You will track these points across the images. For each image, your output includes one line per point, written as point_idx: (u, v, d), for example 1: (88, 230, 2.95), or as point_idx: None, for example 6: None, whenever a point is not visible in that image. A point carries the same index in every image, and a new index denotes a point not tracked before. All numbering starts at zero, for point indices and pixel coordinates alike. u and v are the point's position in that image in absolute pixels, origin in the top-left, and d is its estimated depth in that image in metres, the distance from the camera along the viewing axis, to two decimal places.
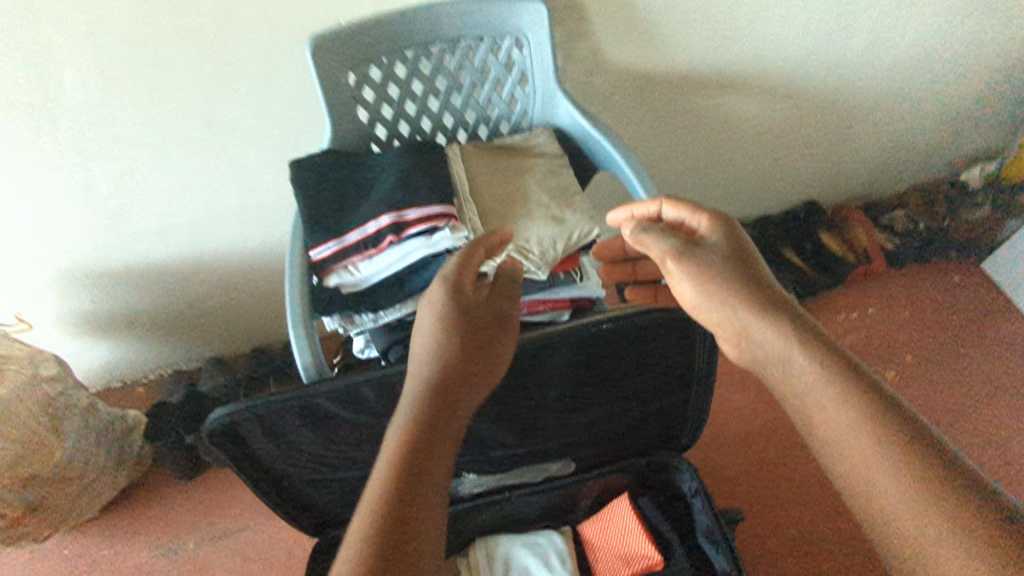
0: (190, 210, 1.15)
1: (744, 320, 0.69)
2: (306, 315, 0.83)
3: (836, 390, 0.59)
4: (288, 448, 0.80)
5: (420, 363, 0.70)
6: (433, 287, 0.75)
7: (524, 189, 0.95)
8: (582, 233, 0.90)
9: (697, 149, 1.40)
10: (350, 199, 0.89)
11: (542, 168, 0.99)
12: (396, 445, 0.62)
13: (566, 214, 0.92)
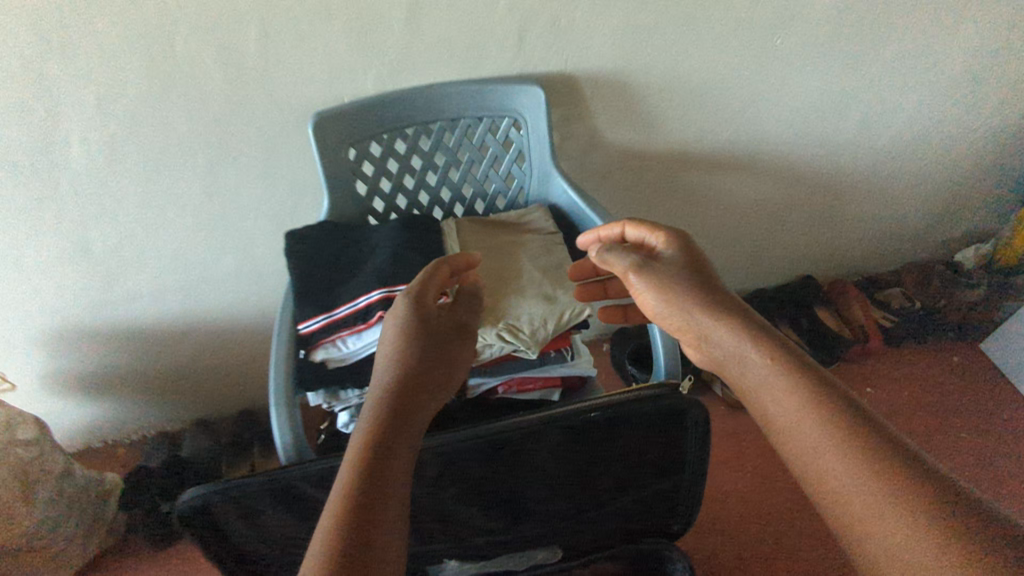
0: (183, 275, 1.16)
1: (701, 322, 0.70)
2: (289, 390, 0.81)
3: (798, 394, 0.60)
4: (262, 532, 0.78)
5: (385, 370, 0.71)
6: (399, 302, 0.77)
7: (517, 267, 0.95)
8: (574, 312, 0.87)
9: (694, 225, 1.41)
10: (342, 272, 0.89)
11: (537, 247, 0.99)
12: (359, 440, 0.62)
13: (559, 292, 0.90)
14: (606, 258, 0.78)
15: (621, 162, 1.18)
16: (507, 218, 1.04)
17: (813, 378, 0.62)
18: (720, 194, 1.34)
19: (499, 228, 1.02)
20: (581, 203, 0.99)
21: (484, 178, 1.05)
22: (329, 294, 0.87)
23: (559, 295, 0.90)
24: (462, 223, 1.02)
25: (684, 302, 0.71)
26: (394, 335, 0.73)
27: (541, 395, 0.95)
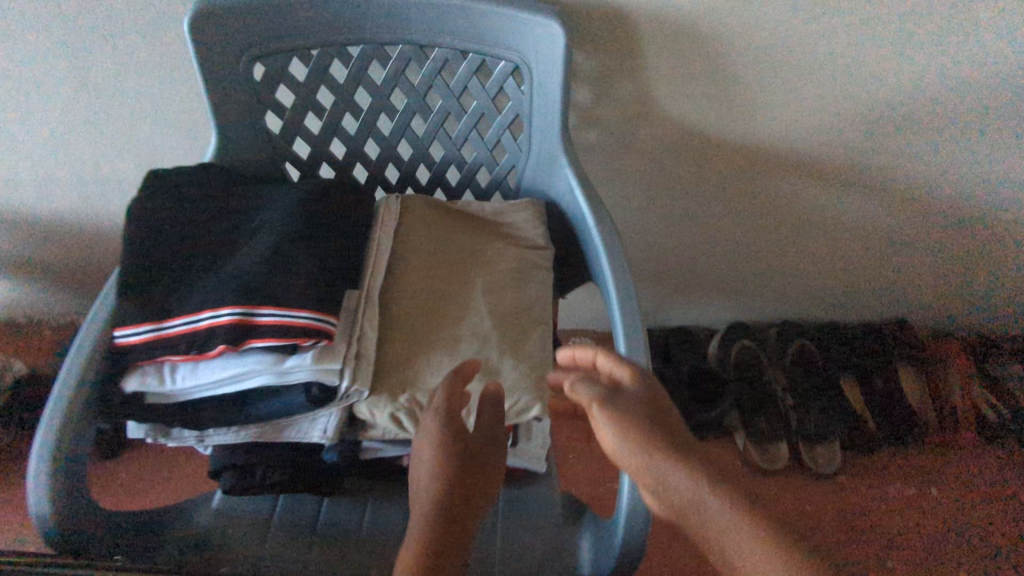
0: (71, 173, 0.90)
1: (658, 466, 0.46)
2: (73, 426, 0.56)
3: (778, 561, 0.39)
4: None
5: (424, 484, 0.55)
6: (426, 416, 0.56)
7: (466, 304, 0.65)
8: (514, 408, 0.58)
9: (764, 238, 1.03)
10: (195, 258, 0.60)
11: (507, 274, 0.68)
12: None
13: (504, 369, 0.60)
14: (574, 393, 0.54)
15: (667, 142, 0.82)
16: (483, 212, 0.73)
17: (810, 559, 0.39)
18: (810, 207, 0.94)
19: (467, 227, 0.71)
20: (588, 220, 0.65)
21: (463, 142, 0.71)
22: (164, 292, 0.58)
23: (504, 372, 0.60)
24: (416, 208, 0.71)
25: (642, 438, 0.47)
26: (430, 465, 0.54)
27: None
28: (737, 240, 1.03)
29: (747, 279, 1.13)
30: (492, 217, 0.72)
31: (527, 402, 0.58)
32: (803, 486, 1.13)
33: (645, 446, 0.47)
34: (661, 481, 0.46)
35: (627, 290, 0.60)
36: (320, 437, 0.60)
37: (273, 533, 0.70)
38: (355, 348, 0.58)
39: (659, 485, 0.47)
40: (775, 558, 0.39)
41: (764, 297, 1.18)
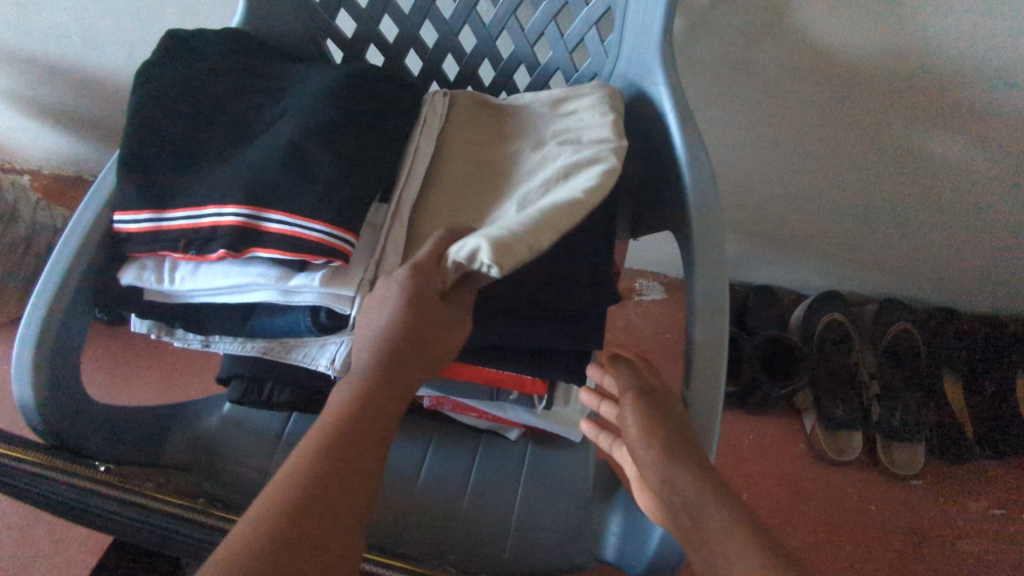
0: (117, 30, 0.83)
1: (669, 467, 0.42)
2: (64, 310, 0.50)
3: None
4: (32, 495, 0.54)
5: (360, 359, 0.40)
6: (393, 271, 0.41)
7: (496, 215, 0.51)
8: (463, 251, 0.38)
9: (888, 200, 0.85)
10: (211, 139, 0.52)
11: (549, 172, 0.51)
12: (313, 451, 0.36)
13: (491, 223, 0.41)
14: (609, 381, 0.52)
15: (789, 65, 0.65)
16: (542, 110, 0.59)
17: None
18: (956, 169, 0.76)
19: (521, 133, 0.58)
20: (678, 155, 0.51)
21: (538, 38, 0.58)
22: (166, 177, 0.50)
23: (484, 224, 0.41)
24: (469, 112, 0.60)
25: (660, 428, 0.43)
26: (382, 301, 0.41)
27: (492, 425, 0.63)
28: (853, 197, 0.85)
29: (853, 245, 0.96)
30: (553, 115, 0.58)
31: (475, 243, 0.37)
32: (873, 484, 1.00)
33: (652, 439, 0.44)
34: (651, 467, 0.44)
35: (712, 249, 0.48)
36: (327, 367, 0.52)
37: (281, 449, 0.65)
38: (366, 273, 0.48)
39: (664, 482, 0.42)
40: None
41: (870, 268, 1.00)
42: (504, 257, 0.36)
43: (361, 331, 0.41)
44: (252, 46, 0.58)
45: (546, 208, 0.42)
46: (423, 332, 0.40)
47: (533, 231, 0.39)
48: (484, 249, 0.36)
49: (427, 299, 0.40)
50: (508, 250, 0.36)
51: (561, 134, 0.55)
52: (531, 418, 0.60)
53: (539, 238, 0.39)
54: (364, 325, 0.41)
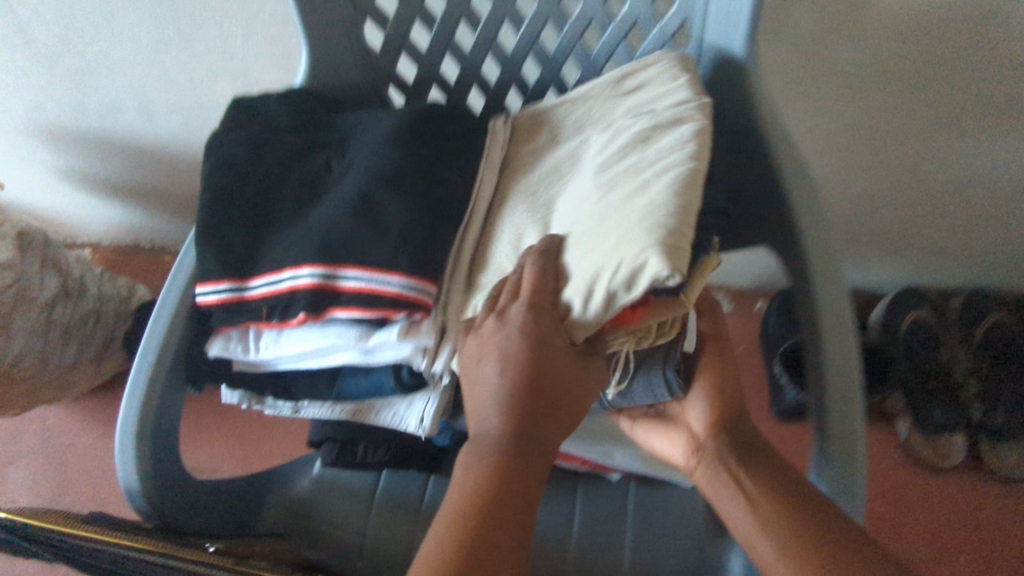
0: (171, 99, 0.84)
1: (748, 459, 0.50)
2: (155, 387, 0.49)
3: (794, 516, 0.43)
4: None
5: (489, 419, 0.42)
6: (500, 312, 0.42)
7: (574, 204, 0.46)
8: (621, 274, 0.36)
9: (968, 192, 0.80)
10: (286, 199, 0.51)
11: (625, 143, 0.46)
12: (468, 495, 0.41)
13: (602, 234, 0.39)
14: (693, 410, 0.53)
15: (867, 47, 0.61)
16: (605, 92, 0.53)
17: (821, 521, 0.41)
18: None
19: (592, 124, 0.52)
20: (773, 169, 0.48)
21: (605, 61, 0.57)
22: (242, 243, 0.49)
23: (600, 240, 0.39)
24: (546, 134, 0.55)
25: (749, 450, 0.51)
26: (497, 356, 0.41)
27: (591, 468, 0.62)
28: (931, 192, 0.81)
29: (934, 237, 0.90)
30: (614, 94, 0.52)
31: (634, 258, 0.35)
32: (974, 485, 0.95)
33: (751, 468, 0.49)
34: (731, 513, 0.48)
35: (828, 264, 0.44)
36: (416, 427, 0.51)
37: (376, 507, 0.62)
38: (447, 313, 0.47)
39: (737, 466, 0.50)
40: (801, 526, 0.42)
41: (954, 259, 0.94)
42: (678, 259, 0.34)
43: (479, 385, 0.43)
44: (316, 104, 0.57)
45: (666, 192, 0.38)
46: (543, 382, 0.41)
47: (674, 219, 0.36)
48: (650, 261, 0.34)
49: (549, 349, 0.40)
50: (674, 249, 0.35)
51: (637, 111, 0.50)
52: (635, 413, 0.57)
53: (687, 220, 0.37)
54: (475, 379, 0.43)
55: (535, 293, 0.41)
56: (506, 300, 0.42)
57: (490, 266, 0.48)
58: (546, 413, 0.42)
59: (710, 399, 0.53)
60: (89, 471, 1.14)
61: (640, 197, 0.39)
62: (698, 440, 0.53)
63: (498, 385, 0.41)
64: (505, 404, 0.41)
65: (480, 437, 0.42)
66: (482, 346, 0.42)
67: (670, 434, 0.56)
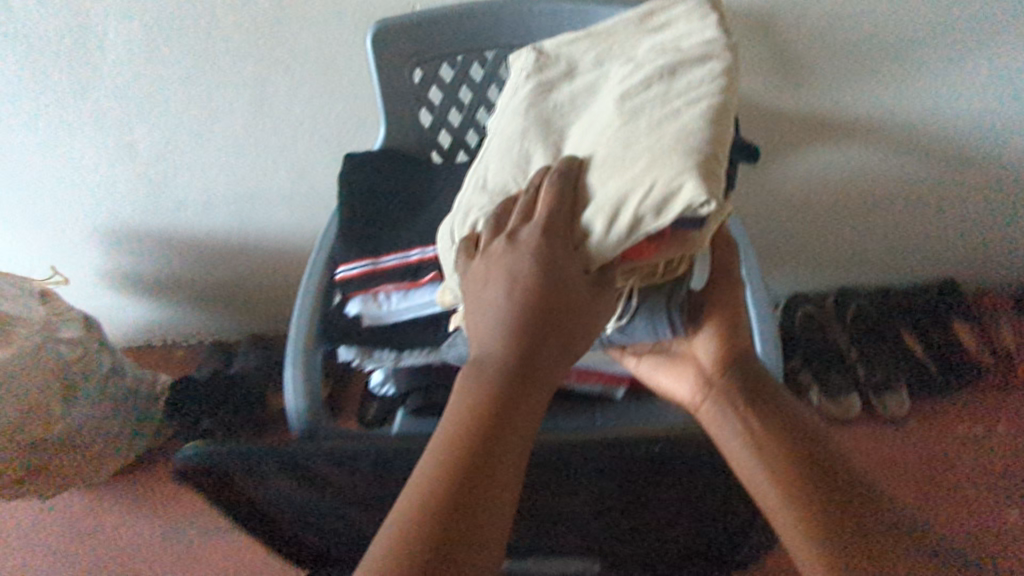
0: (233, 193, 1.08)
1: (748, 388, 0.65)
2: (311, 342, 0.73)
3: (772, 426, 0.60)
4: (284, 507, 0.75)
5: (499, 331, 0.52)
6: (515, 242, 0.54)
7: (588, 128, 0.60)
8: (656, 192, 0.50)
9: (820, 211, 1.15)
10: (387, 218, 0.77)
11: (650, 75, 0.59)
12: (475, 400, 0.49)
13: (630, 158, 0.53)
14: (699, 348, 0.68)
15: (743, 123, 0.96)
16: (633, 30, 0.68)
17: (792, 435, 0.59)
18: (858, 172, 1.07)
19: (610, 54, 0.67)
20: None
21: None
22: (369, 245, 0.75)
23: (625, 164, 0.53)
24: (561, 63, 0.70)
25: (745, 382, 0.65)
26: (509, 281, 0.53)
27: (603, 389, 0.84)
28: (798, 213, 1.15)
29: (805, 250, 1.25)
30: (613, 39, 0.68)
31: (676, 179, 0.49)
32: (875, 446, 1.23)
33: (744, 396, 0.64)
34: (725, 426, 0.63)
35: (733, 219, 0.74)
36: None
37: None
38: (455, 234, 0.62)
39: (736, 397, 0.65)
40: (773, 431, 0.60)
41: (822, 266, 1.29)
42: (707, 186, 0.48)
43: (492, 299, 0.54)
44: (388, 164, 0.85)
45: (693, 122, 0.53)
46: (548, 296, 0.52)
47: (700, 148, 0.51)
48: (683, 184, 0.49)
49: (557, 269, 0.53)
50: (704, 179, 0.49)
51: (662, 43, 0.63)
52: (647, 348, 0.72)
53: (712, 148, 0.51)
54: (485, 294, 0.55)
55: (552, 212, 0.54)
56: (518, 226, 0.56)
57: (490, 184, 0.63)
58: (550, 330, 0.53)
59: (718, 340, 0.67)
60: (121, 546, 1.20)
61: (671, 122, 0.54)
62: (703, 372, 0.68)
63: (507, 301, 0.53)
64: (515, 317, 0.52)
65: (489, 348, 0.52)
66: (501, 262, 0.54)
67: (675, 373, 0.70)
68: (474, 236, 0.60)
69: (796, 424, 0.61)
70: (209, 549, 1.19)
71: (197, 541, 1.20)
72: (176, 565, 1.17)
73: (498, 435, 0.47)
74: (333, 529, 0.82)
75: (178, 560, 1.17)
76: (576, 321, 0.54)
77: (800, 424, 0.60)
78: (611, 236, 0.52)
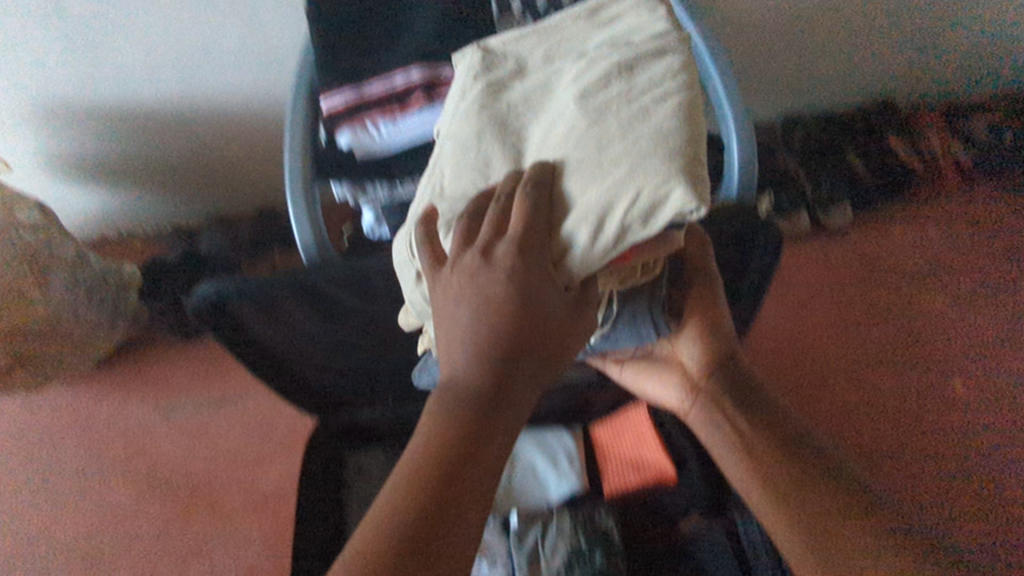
0: (174, 57, 1.01)
1: (726, 371, 0.66)
2: (308, 181, 0.75)
3: (746, 410, 0.63)
4: (292, 346, 0.79)
5: (466, 360, 0.48)
6: (483, 259, 0.47)
7: (551, 128, 0.51)
8: (644, 205, 0.44)
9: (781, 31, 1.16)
10: (360, 51, 0.74)
11: (608, 67, 0.50)
12: (438, 438, 0.47)
13: (608, 160, 0.46)
14: (683, 349, 0.68)
15: None
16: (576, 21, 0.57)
17: (768, 415, 0.62)
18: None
19: (561, 48, 0.55)
20: None
21: None
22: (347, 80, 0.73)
23: (603, 168, 0.46)
24: (507, 55, 0.57)
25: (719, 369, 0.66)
26: (477, 313, 0.47)
27: None
28: (758, 36, 1.16)
29: (758, 76, 1.28)
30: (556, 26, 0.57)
31: (666, 188, 0.43)
32: (833, 266, 1.34)
33: (722, 386, 0.65)
34: (708, 421, 0.65)
35: None
36: None
37: None
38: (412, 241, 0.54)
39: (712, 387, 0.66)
40: (750, 417, 0.62)
41: (773, 92, 1.34)
42: (699, 195, 0.43)
43: (459, 323, 0.48)
44: None
45: (668, 122, 0.46)
46: (520, 326, 0.47)
47: (686, 152, 0.45)
48: (675, 192, 0.43)
49: (532, 290, 0.46)
50: (696, 188, 0.43)
51: (616, 36, 0.54)
52: (627, 356, 0.72)
53: (695, 150, 0.45)
54: (454, 320, 0.48)
55: (526, 228, 0.46)
56: (490, 236, 0.47)
57: (447, 194, 0.52)
58: (520, 359, 0.48)
59: (700, 337, 0.67)
60: (124, 426, 1.25)
61: (643, 122, 0.46)
62: (686, 370, 0.68)
63: (477, 331, 0.47)
64: (485, 350, 0.47)
65: (456, 385, 0.47)
66: (469, 281, 0.47)
67: (666, 378, 0.70)
68: (433, 238, 0.51)
69: (773, 405, 0.63)
70: (215, 418, 1.24)
71: (201, 412, 1.25)
72: (185, 435, 1.23)
73: (456, 481, 0.45)
74: (343, 368, 0.87)
75: (185, 431, 1.23)
76: (544, 353, 0.49)
77: (776, 406, 0.63)
78: (596, 247, 0.46)
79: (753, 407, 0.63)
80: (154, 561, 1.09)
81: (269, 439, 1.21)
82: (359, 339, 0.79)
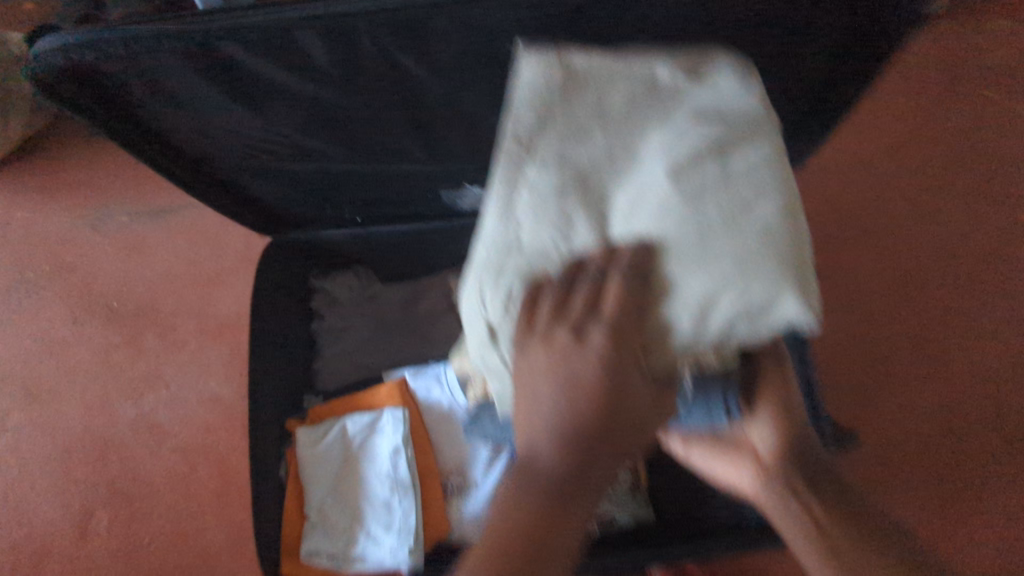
0: None
1: (808, 466, 0.47)
2: None
3: (841, 524, 0.44)
4: (214, 137, 0.58)
5: (544, 444, 0.38)
6: (576, 339, 0.36)
7: (633, 202, 0.38)
8: (753, 309, 0.34)
9: None
10: None
11: (700, 136, 0.38)
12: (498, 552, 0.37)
13: (714, 255, 0.35)
14: (751, 433, 0.50)
15: None
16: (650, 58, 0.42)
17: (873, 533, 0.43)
18: None
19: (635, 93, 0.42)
20: None
21: None
22: None
23: (709, 259, 0.35)
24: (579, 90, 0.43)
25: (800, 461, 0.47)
26: (561, 403, 0.37)
27: None
28: None
29: None
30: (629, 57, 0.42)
31: (776, 298, 0.34)
32: None
33: (808, 487, 0.46)
34: (787, 527, 0.47)
35: None
36: None
37: None
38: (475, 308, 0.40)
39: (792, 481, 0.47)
40: (849, 534, 0.43)
41: None
42: (812, 302, 0.34)
43: (532, 411, 0.38)
44: None
45: (781, 217, 0.35)
46: (612, 422, 0.37)
47: (798, 254, 0.35)
48: (788, 303, 0.34)
49: (625, 382, 0.36)
50: (809, 296, 0.34)
51: (697, 91, 0.40)
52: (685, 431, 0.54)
53: (803, 256, 0.35)
54: (531, 399, 0.38)
55: (619, 321, 0.35)
56: (584, 307, 0.36)
57: (525, 248, 0.38)
58: (603, 453, 0.38)
59: (778, 423, 0.48)
60: (48, 237, 1.07)
61: (747, 214, 0.35)
62: (756, 460, 0.50)
63: (560, 413, 0.37)
64: (570, 444, 0.37)
65: (533, 470, 0.38)
66: (551, 366, 0.36)
67: (734, 464, 0.51)
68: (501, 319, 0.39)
69: (878, 523, 0.44)
70: (155, 231, 1.06)
71: (139, 224, 1.07)
72: (121, 250, 1.06)
73: None
74: (298, 175, 0.67)
75: (120, 245, 1.06)
76: (626, 455, 0.39)
77: (881, 521, 0.44)
78: (696, 343, 0.36)
79: (849, 520, 0.44)
80: (104, 387, 0.98)
81: (219, 257, 1.05)
82: (312, 136, 0.59)
